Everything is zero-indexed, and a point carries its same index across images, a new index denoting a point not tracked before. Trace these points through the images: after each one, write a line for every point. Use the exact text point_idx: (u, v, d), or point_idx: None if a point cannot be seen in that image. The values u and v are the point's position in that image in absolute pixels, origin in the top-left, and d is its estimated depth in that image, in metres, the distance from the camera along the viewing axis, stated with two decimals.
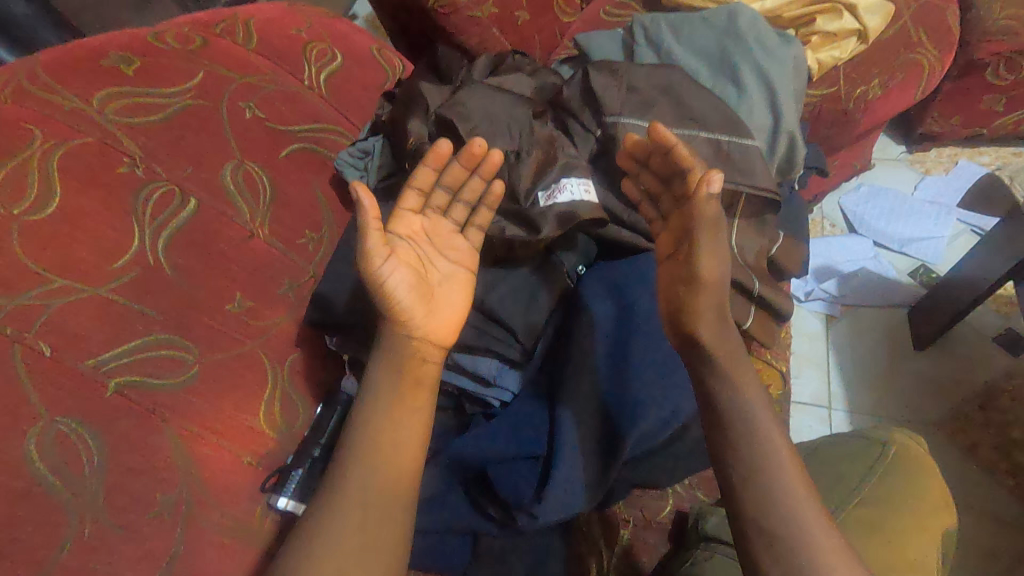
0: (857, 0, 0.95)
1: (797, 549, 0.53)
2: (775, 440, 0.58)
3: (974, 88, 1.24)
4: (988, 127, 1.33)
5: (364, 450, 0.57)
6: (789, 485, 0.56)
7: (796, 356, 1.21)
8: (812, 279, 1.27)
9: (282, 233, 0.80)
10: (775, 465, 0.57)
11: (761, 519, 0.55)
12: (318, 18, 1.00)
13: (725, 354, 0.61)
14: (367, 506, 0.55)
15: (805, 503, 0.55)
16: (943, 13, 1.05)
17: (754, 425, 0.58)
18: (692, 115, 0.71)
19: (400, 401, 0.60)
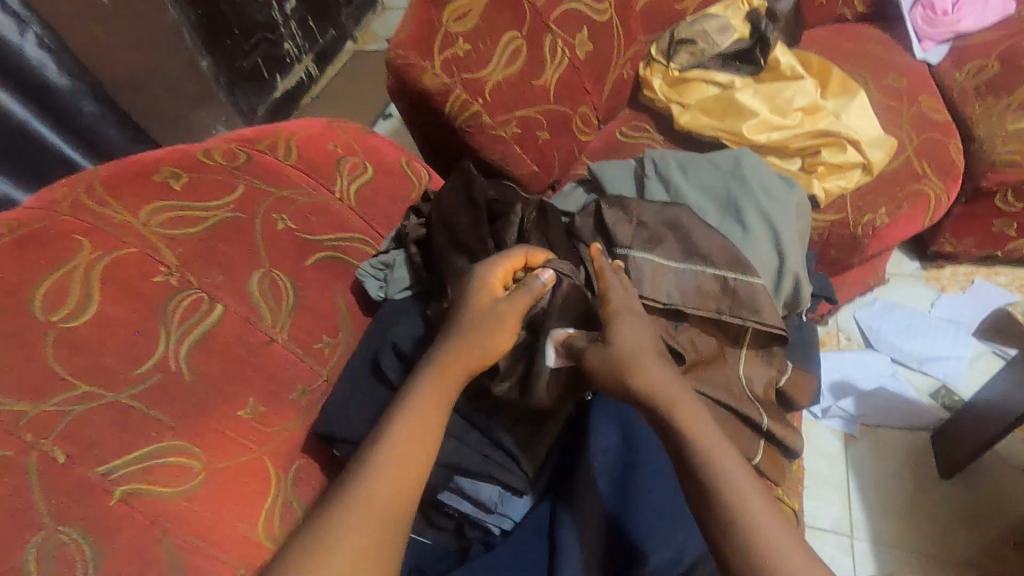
0: (859, 136, 1.01)
1: None
2: (749, 486, 0.57)
3: (985, 213, 1.27)
4: (1001, 250, 1.34)
5: (376, 475, 0.60)
6: (772, 534, 0.54)
7: (810, 476, 1.17)
8: (828, 393, 1.25)
9: (301, 338, 0.83)
10: (753, 511, 0.55)
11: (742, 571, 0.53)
12: (354, 133, 1.09)
13: (683, 408, 0.62)
14: (367, 527, 0.57)
15: (793, 550, 0.53)
16: (946, 147, 1.09)
17: (723, 471, 0.58)
18: (698, 251, 0.74)
19: (418, 434, 0.63)
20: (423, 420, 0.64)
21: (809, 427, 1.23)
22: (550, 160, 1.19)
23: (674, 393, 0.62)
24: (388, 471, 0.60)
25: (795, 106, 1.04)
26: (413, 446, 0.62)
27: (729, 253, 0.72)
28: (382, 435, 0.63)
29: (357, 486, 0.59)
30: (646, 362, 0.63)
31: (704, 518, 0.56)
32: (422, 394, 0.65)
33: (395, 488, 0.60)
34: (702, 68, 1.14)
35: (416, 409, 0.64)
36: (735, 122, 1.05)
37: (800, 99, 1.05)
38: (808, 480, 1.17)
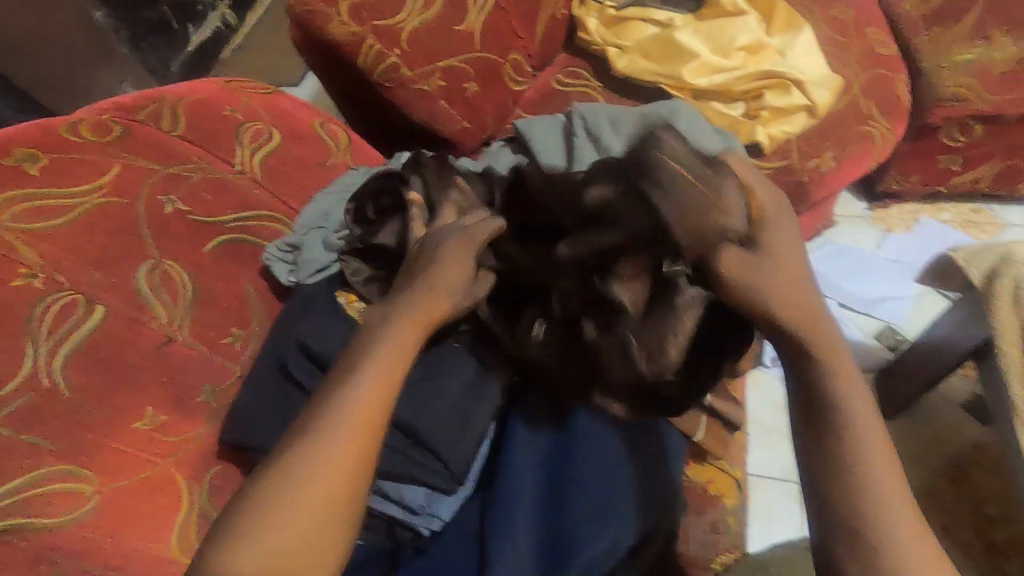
0: (803, 76, 0.95)
1: (875, 544, 0.50)
2: (870, 433, 0.55)
3: (930, 149, 1.25)
4: (946, 186, 1.33)
5: (330, 435, 0.53)
6: (881, 483, 0.52)
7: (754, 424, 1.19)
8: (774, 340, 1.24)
9: (206, 334, 0.75)
10: (867, 461, 0.53)
11: (839, 519, 0.52)
12: (256, 94, 0.97)
13: (828, 342, 0.59)
14: (323, 485, 0.51)
15: (904, 509, 0.51)
16: (893, 83, 1.04)
17: (843, 415, 0.55)
18: None
19: (381, 380, 0.56)
20: (384, 379, 0.56)
21: (757, 378, 1.23)
22: (483, 114, 1.09)
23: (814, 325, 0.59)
24: (344, 428, 0.53)
25: (738, 44, 0.97)
26: (372, 401, 0.55)
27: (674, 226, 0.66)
28: (343, 388, 0.56)
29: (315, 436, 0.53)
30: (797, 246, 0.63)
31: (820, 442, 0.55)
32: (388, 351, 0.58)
33: (352, 446, 0.53)
34: (640, 6, 1.05)
35: (381, 359, 0.57)
36: (676, 65, 0.98)
37: (743, 37, 0.97)
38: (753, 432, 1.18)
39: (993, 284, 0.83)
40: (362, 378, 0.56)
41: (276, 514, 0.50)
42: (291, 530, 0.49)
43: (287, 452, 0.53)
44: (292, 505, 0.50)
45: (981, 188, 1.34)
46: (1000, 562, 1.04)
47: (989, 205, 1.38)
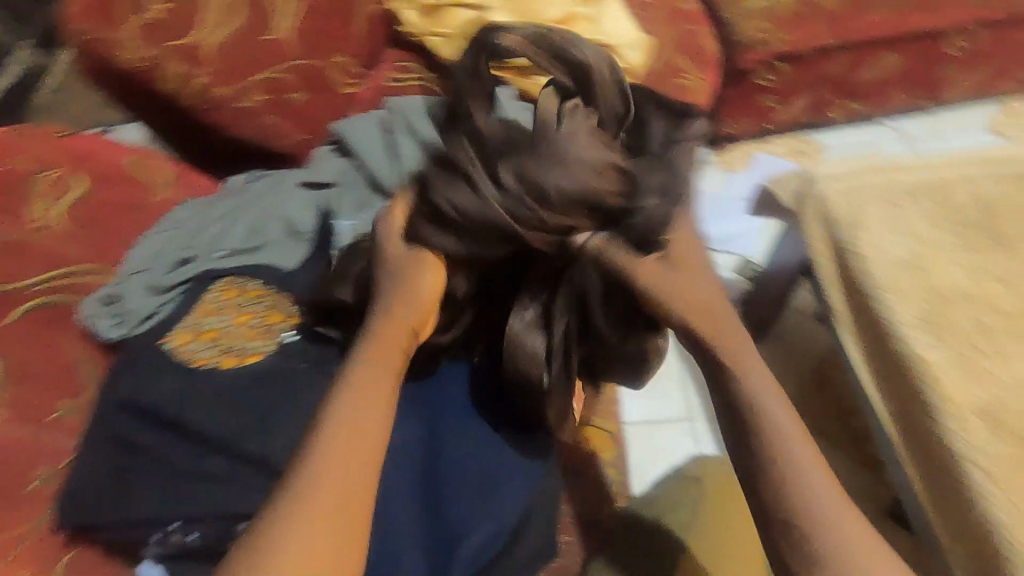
0: (614, 41, 1.00)
1: (814, 538, 0.53)
2: (791, 433, 0.57)
3: (748, 92, 1.37)
4: (770, 122, 1.46)
5: (312, 484, 0.49)
6: (818, 486, 0.55)
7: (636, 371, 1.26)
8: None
9: (24, 414, 0.66)
10: (799, 471, 0.55)
11: (791, 539, 0.54)
12: (49, 137, 0.86)
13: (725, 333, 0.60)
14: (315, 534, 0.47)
15: (833, 501, 0.55)
16: (700, 35, 1.12)
17: (774, 431, 0.57)
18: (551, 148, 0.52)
19: (365, 401, 0.54)
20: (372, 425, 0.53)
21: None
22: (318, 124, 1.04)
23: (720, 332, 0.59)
24: (329, 474, 0.50)
25: (550, 17, 0.99)
26: (363, 428, 0.52)
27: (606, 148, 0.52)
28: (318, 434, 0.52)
29: (307, 468, 0.50)
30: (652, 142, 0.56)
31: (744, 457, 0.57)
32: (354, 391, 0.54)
33: (339, 495, 0.49)
34: None
35: (354, 398, 0.54)
36: None
37: (553, 10, 1.00)
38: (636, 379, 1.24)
39: (800, 207, 0.92)
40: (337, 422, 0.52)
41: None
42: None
43: (272, 508, 0.48)
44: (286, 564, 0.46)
45: (801, 119, 1.47)
46: (863, 447, 1.17)
47: (811, 132, 1.52)
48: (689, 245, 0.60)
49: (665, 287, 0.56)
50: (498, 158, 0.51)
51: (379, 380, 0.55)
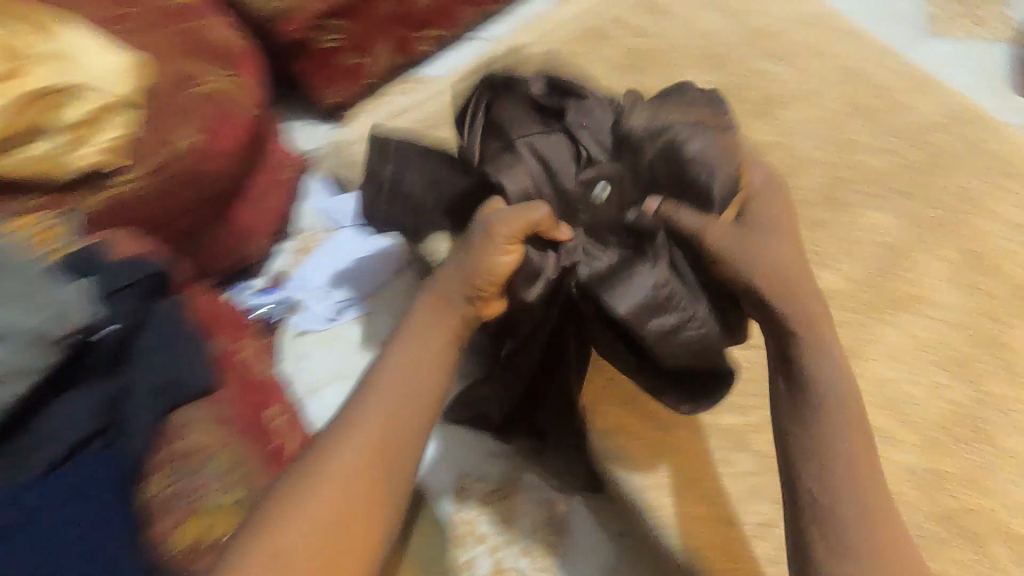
0: (83, 76, 0.84)
1: (823, 467, 0.71)
2: (826, 366, 0.75)
3: (323, 58, 1.29)
4: (375, 78, 1.39)
5: (366, 427, 0.70)
6: (835, 436, 0.72)
7: (306, 393, 1.18)
8: (271, 290, 1.24)
9: None
10: (833, 433, 0.72)
11: (807, 480, 0.71)
12: None
13: (766, 260, 0.77)
14: (348, 479, 0.66)
15: (839, 415, 0.73)
16: (202, 25, 0.99)
17: (819, 394, 0.74)
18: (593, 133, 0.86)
19: (413, 359, 0.75)
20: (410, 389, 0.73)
21: (287, 341, 1.21)
22: None
23: (799, 293, 0.76)
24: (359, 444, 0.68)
25: None
26: (398, 395, 0.72)
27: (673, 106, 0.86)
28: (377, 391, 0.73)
29: (361, 412, 0.71)
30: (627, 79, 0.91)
31: (793, 377, 0.75)
32: (405, 354, 0.75)
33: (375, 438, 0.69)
34: None
35: (391, 377, 0.73)
36: None
37: None
38: (312, 406, 1.16)
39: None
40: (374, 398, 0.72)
41: (322, 502, 0.65)
42: (324, 512, 0.64)
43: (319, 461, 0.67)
44: (336, 489, 0.66)
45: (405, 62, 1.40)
46: None
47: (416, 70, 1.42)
48: (761, 212, 0.82)
49: (735, 244, 0.77)
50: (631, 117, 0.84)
51: (412, 350, 0.76)
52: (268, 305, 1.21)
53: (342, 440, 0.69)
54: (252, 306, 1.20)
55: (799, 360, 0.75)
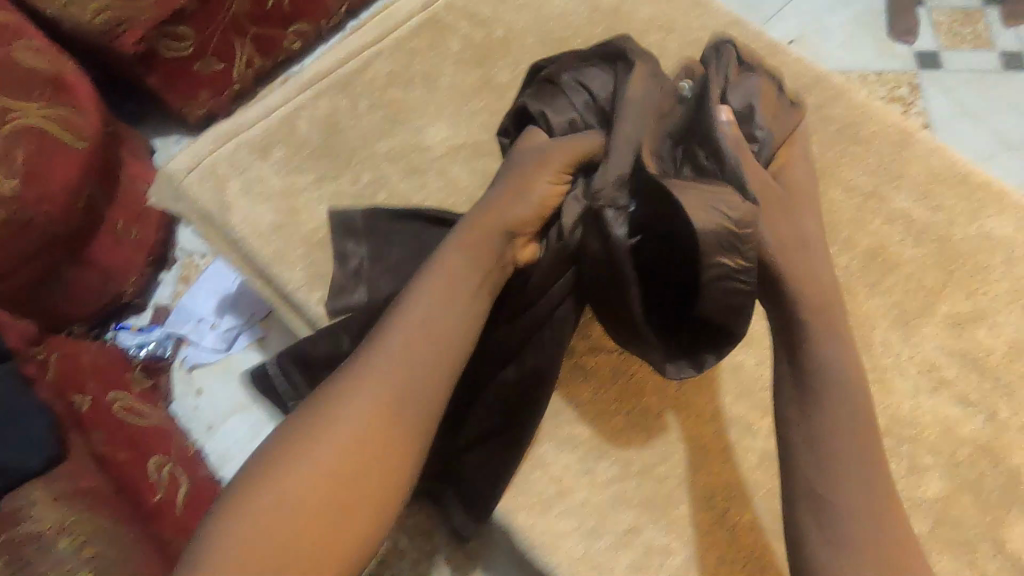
0: None
1: (822, 570, 0.46)
2: (832, 335, 0.52)
3: (176, 69, 1.16)
4: (239, 83, 1.28)
5: (405, 345, 0.51)
6: (843, 416, 0.50)
7: (203, 431, 1.10)
8: (153, 326, 1.16)
9: None
10: (832, 403, 0.50)
11: (798, 476, 0.49)
12: None
13: (803, 267, 0.54)
14: (374, 412, 0.49)
15: (871, 510, 0.48)
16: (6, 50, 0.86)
17: (822, 368, 0.51)
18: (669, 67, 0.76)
19: (444, 281, 0.53)
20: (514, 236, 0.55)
21: (179, 378, 1.14)
22: None
23: (856, 459, 0.49)
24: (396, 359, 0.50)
25: None
26: (417, 342, 0.51)
27: (796, 77, 0.74)
28: (463, 246, 0.54)
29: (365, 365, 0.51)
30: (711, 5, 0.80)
31: (802, 513, 0.49)
32: (482, 233, 0.54)
33: (425, 353, 0.51)
34: None
35: (406, 328, 0.52)
36: None
37: None
38: (210, 443, 1.09)
39: (170, 203, 0.76)
40: (428, 298, 0.52)
41: (331, 440, 0.48)
42: (292, 503, 0.46)
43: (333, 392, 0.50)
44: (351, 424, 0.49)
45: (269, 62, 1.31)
46: None
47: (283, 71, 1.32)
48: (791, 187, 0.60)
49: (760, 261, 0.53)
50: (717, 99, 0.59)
51: (439, 282, 0.53)
52: (150, 343, 1.14)
53: (374, 353, 0.51)
54: (133, 346, 1.13)
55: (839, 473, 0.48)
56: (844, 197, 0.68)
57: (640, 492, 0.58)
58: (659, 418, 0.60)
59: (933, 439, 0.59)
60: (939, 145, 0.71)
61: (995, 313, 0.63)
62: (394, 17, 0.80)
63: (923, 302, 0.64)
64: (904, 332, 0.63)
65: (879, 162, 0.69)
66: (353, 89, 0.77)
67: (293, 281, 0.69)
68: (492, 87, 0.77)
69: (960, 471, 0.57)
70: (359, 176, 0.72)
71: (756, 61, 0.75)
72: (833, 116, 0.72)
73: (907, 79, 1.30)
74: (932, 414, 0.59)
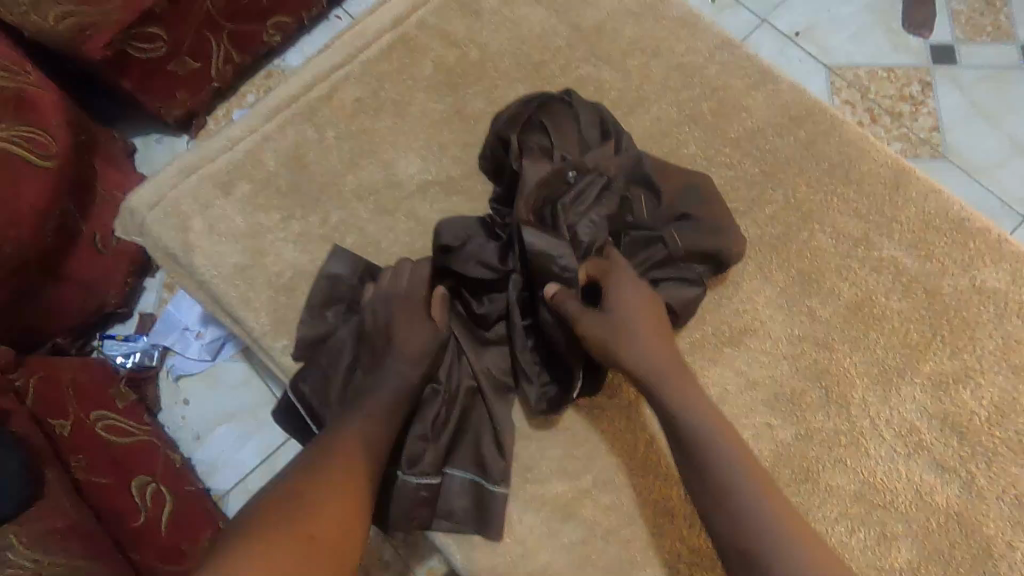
0: None
1: None
2: (692, 394, 0.56)
3: (150, 70, 1.11)
4: (218, 81, 1.22)
5: (353, 438, 0.55)
6: (734, 473, 0.52)
7: (191, 442, 1.10)
8: (139, 335, 1.14)
9: None
10: (722, 457, 0.52)
11: (721, 530, 0.50)
12: None
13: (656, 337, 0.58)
14: (347, 484, 0.52)
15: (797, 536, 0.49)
16: None
17: (694, 432, 0.54)
18: (659, 98, 0.72)
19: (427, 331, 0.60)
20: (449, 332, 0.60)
21: (167, 388, 1.12)
22: None
23: (742, 493, 0.51)
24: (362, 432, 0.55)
25: None
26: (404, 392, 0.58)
27: (789, 106, 0.70)
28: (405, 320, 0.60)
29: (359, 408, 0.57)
30: (705, 19, 0.75)
31: (725, 543, 0.50)
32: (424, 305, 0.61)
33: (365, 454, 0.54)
34: None
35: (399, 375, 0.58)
36: None
37: None
38: (198, 452, 1.09)
39: (135, 238, 0.73)
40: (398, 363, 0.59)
41: (317, 511, 0.49)
42: (299, 525, 0.48)
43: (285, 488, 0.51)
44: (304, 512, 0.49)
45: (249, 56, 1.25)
46: None
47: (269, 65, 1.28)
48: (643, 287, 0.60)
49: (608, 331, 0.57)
50: (601, 186, 0.60)
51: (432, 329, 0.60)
52: (136, 353, 1.11)
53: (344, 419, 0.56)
54: (119, 357, 1.11)
55: (722, 495, 0.51)
56: (830, 243, 0.65)
57: (605, 558, 0.57)
58: (625, 479, 0.60)
59: (906, 507, 0.57)
60: (935, 186, 0.67)
61: (980, 373, 0.60)
62: (362, 37, 0.76)
63: (907, 360, 0.61)
64: (884, 392, 0.60)
65: (870, 205, 0.66)
66: (321, 118, 0.73)
67: (257, 328, 0.67)
68: (465, 116, 0.73)
69: (932, 541, 0.56)
70: (327, 217, 0.70)
71: (745, 90, 0.71)
72: (824, 153, 0.68)
73: (919, 76, 1.22)
74: (908, 480, 0.58)
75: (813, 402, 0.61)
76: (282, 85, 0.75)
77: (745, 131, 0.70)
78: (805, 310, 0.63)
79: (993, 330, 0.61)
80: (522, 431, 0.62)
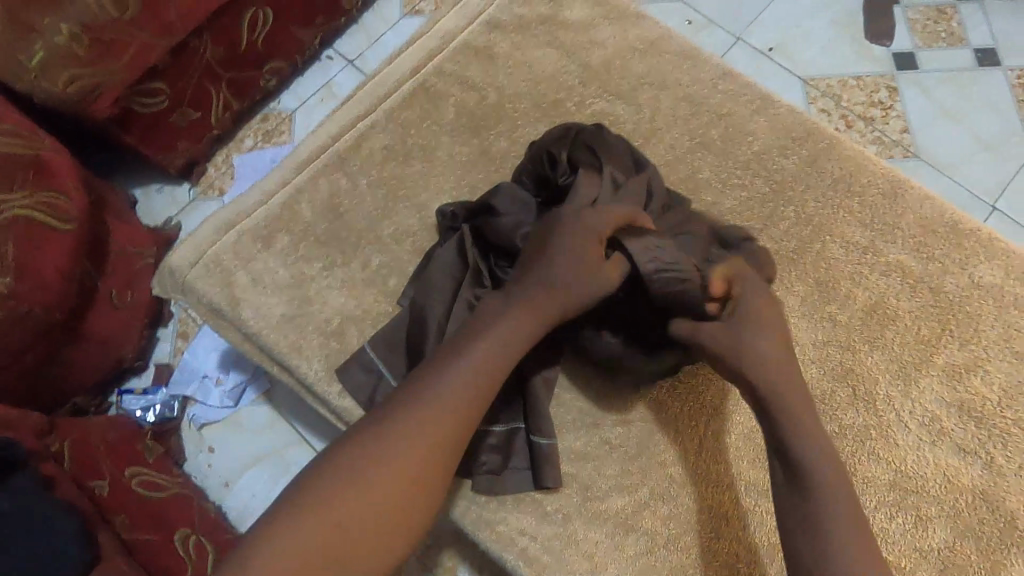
0: None
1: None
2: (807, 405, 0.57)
3: (153, 124, 1.12)
4: (219, 128, 1.24)
5: (433, 411, 0.54)
6: (819, 471, 0.54)
7: (220, 489, 1.07)
8: (157, 387, 1.12)
9: None
10: (810, 451, 0.54)
11: (789, 521, 0.53)
12: None
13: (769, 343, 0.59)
14: (418, 460, 0.53)
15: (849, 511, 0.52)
16: None
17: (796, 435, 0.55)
18: (670, 127, 0.77)
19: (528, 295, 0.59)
20: (532, 303, 0.59)
21: (190, 437, 1.10)
22: None
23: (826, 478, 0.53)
24: (446, 405, 0.55)
25: None
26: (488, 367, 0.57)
27: (790, 128, 0.76)
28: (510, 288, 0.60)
29: (449, 379, 0.56)
30: (705, 52, 0.80)
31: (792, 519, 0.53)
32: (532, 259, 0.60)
33: (445, 435, 0.54)
34: None
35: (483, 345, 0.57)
36: None
37: None
38: (228, 499, 1.05)
39: (176, 296, 0.75)
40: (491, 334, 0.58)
41: (376, 489, 0.51)
42: (362, 499, 0.50)
43: (355, 460, 0.52)
44: (377, 495, 0.51)
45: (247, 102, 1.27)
46: None
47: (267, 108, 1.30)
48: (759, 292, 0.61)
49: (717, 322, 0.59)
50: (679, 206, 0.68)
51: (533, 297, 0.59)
52: (156, 405, 1.09)
53: (431, 386, 0.55)
54: (139, 411, 1.08)
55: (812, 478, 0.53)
56: (842, 253, 0.71)
57: (668, 564, 0.61)
58: (679, 489, 0.63)
59: (937, 490, 0.62)
60: (929, 194, 0.73)
61: (987, 361, 0.66)
62: (383, 86, 0.79)
63: (921, 354, 0.67)
64: (905, 386, 0.66)
65: (873, 215, 0.72)
66: (351, 167, 0.76)
67: (311, 375, 0.69)
68: (491, 157, 0.77)
69: (963, 519, 0.61)
70: (368, 261, 0.73)
71: (748, 116, 0.77)
72: (826, 169, 0.74)
73: (885, 82, 1.31)
74: (935, 465, 0.63)
75: (843, 401, 0.66)
76: (311, 138, 0.78)
77: (752, 153, 0.75)
78: (825, 316, 0.69)
79: (993, 321, 0.68)
80: (578, 452, 0.65)
